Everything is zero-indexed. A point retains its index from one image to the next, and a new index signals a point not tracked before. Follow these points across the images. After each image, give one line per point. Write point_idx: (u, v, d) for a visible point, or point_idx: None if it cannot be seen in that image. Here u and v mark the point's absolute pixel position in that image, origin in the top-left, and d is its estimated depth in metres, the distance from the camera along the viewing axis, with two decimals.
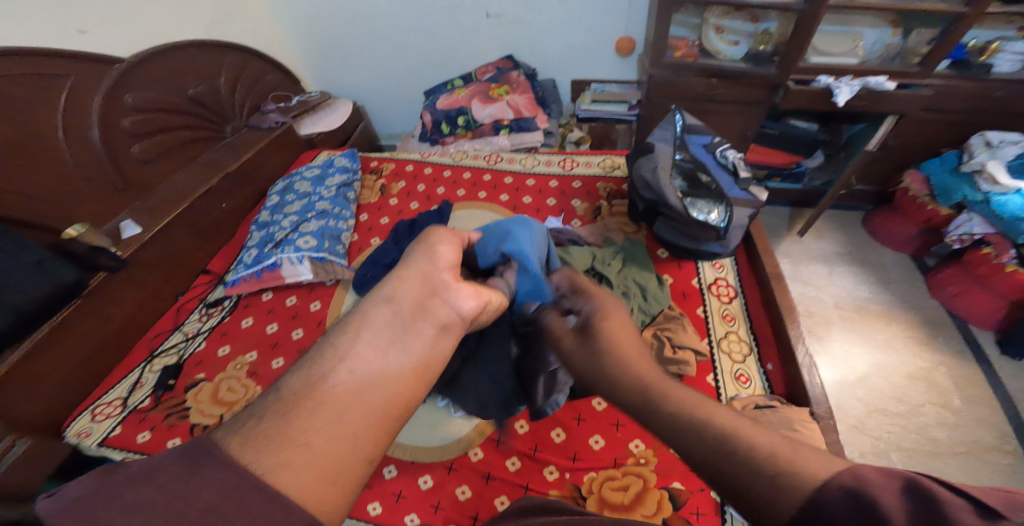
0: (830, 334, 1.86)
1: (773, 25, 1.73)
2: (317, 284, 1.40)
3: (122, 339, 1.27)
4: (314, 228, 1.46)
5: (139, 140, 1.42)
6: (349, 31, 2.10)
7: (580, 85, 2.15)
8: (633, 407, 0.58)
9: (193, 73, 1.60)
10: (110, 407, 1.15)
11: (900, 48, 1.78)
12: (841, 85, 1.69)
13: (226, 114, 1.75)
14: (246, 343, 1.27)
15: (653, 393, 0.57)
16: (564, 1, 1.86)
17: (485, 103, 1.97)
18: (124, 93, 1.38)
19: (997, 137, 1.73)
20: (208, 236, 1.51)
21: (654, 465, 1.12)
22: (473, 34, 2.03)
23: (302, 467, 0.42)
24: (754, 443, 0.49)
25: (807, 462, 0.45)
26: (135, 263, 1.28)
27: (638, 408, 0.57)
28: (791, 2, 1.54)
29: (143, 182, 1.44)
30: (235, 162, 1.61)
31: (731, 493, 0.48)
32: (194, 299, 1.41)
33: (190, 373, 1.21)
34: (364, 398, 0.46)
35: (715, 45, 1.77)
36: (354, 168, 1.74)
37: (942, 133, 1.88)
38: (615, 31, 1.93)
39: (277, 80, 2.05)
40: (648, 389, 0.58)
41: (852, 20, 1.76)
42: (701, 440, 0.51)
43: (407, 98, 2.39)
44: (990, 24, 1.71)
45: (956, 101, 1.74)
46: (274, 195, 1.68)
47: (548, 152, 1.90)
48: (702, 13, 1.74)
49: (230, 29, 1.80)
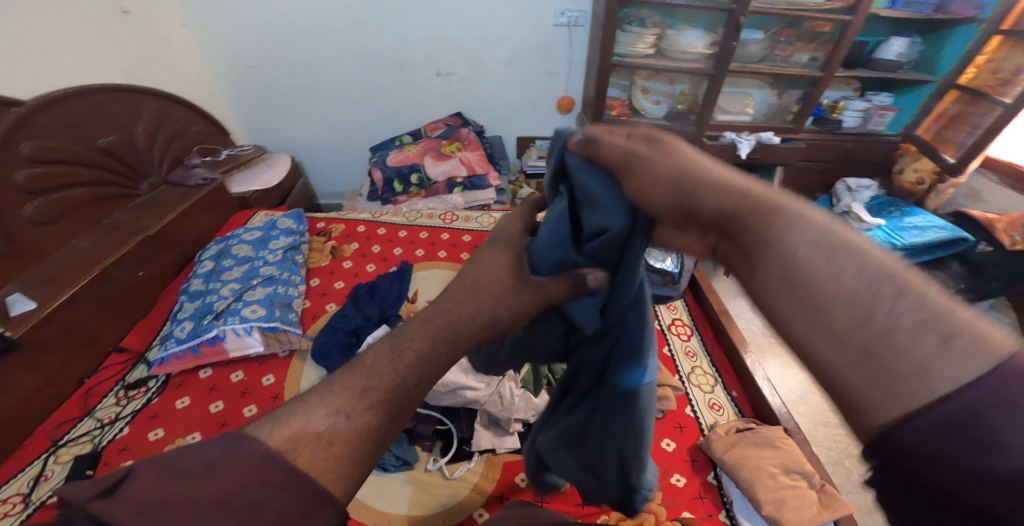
0: (765, 360, 1.93)
1: (686, 87, 2.02)
2: (268, 357, 1.30)
3: (6, 437, 1.03)
4: (262, 296, 1.39)
5: (35, 198, 1.26)
6: (290, 87, 2.11)
7: (526, 141, 2.35)
8: (749, 238, 0.46)
9: (103, 121, 1.49)
10: (6, 505, 0.93)
11: (778, 106, 2.10)
12: (743, 140, 1.96)
13: (142, 169, 1.63)
14: (185, 425, 1.11)
15: (779, 219, 0.44)
16: (510, 64, 2.08)
17: (438, 160, 2.03)
18: (19, 142, 1.24)
19: (854, 183, 2.08)
20: (120, 310, 1.31)
21: (660, 500, 1.11)
22: (423, 91, 2.15)
23: (327, 463, 0.41)
24: (921, 303, 0.37)
25: (974, 342, 0.34)
26: (32, 343, 1.07)
27: (753, 238, 0.45)
28: (701, 68, 1.81)
29: (38, 247, 1.26)
30: (157, 223, 1.47)
31: (846, 354, 0.38)
32: (108, 381, 1.20)
33: (115, 461, 1.02)
34: (394, 394, 0.46)
35: (642, 104, 2.04)
36: (300, 229, 1.70)
37: (820, 180, 2.21)
38: (556, 90, 2.17)
39: (203, 130, 1.96)
40: (769, 214, 0.45)
41: (742, 83, 2.06)
42: (832, 282, 0.40)
43: (350, 155, 2.37)
44: (836, 86, 2.13)
45: (824, 150, 2.07)
46: (202, 261, 1.54)
47: (502, 209, 1.96)
48: (631, 76, 2.02)
49: (151, 74, 1.73)
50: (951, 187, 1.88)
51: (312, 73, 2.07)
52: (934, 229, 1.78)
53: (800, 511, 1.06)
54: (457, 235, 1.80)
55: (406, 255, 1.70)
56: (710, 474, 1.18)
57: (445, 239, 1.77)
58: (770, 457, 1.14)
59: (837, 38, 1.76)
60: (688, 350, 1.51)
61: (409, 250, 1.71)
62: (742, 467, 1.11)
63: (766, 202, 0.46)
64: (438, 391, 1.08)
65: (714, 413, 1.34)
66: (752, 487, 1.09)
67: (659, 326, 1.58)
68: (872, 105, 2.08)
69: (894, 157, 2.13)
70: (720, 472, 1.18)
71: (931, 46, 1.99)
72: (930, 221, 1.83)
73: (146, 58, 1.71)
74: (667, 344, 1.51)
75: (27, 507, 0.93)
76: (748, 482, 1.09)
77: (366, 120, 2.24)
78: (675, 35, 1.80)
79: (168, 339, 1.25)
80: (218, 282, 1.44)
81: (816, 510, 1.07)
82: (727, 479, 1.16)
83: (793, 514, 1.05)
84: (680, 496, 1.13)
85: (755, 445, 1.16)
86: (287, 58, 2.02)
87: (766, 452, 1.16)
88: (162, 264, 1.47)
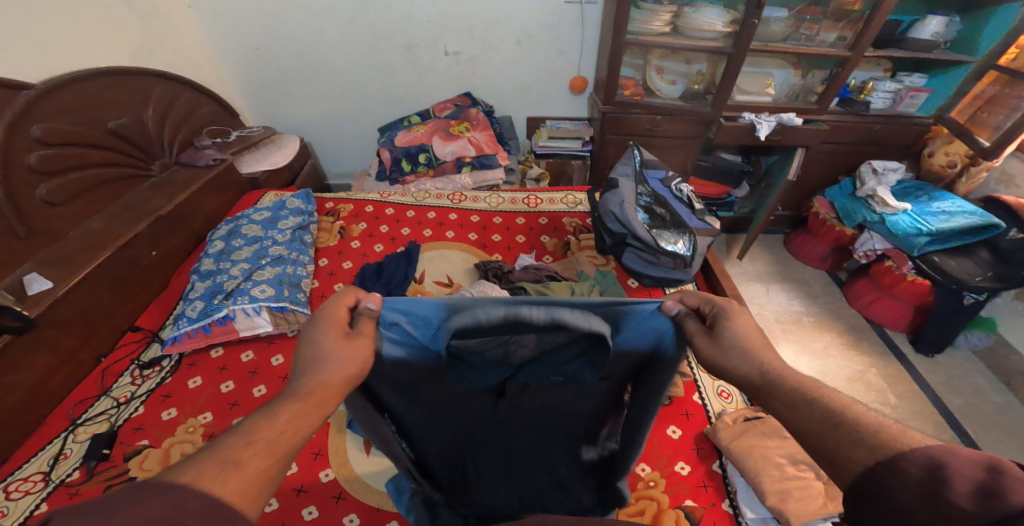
0: (778, 348, 1.91)
1: (704, 66, 1.96)
2: (277, 336, 1.34)
3: (29, 413, 1.09)
4: (271, 276, 1.43)
5: (46, 180, 1.29)
6: (294, 66, 2.08)
7: (536, 122, 2.31)
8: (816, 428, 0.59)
9: (112, 103, 1.50)
10: (28, 483, 1.00)
11: (801, 87, 2.00)
12: (762, 121, 1.87)
13: (153, 150, 1.64)
14: (197, 405, 1.17)
15: (770, 379, 0.66)
16: (519, 43, 2.02)
17: (445, 140, 2.03)
18: (30, 125, 1.26)
19: (880, 165, 2.01)
20: (133, 291, 1.36)
21: (663, 487, 1.09)
22: (431, 70, 2.11)
23: None
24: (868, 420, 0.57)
25: (849, 449, 0.56)
26: (46, 323, 1.12)
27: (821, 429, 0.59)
28: (721, 47, 1.72)
29: (50, 229, 1.29)
30: (168, 204, 1.49)
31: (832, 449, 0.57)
32: (124, 360, 1.26)
33: (130, 441, 1.08)
34: None
35: (656, 84, 1.99)
36: (308, 210, 1.73)
37: (840, 162, 2.13)
38: (568, 70, 2.11)
39: (213, 110, 1.95)
40: (767, 378, 0.66)
41: (763, 62, 1.97)
42: (810, 410, 0.61)
43: (359, 134, 2.35)
44: (865, 66, 2.01)
45: (847, 133, 1.99)
46: (213, 241, 1.57)
47: (511, 190, 1.97)
48: (645, 55, 1.95)
49: (160, 53, 1.73)
50: (985, 170, 1.77)
51: (317, 52, 2.03)
52: (962, 215, 1.72)
53: (805, 501, 1.02)
54: (464, 215, 1.82)
55: (415, 235, 1.74)
56: (715, 462, 1.14)
57: (453, 220, 1.80)
58: (776, 447, 1.10)
59: (866, 17, 1.66)
60: None
61: (418, 230, 1.74)
62: (747, 455, 1.08)
63: (768, 367, 0.67)
64: None
65: (723, 400, 1.28)
66: (755, 476, 1.06)
67: None
68: (902, 86, 1.96)
69: (923, 140, 2.03)
70: (725, 461, 1.14)
71: (969, 27, 1.85)
72: (961, 205, 1.77)
73: (154, 37, 1.70)
74: None
75: (47, 486, 1.00)
76: (751, 471, 1.06)
77: (374, 99, 2.20)
78: (692, 12, 1.72)
79: (181, 319, 1.30)
80: (228, 262, 1.47)
81: (819, 501, 1.02)
82: (732, 468, 1.12)
83: (796, 506, 1.01)
84: (683, 483, 1.10)
85: (762, 434, 1.12)
86: (291, 36, 1.98)
87: (772, 441, 1.12)
88: (176, 245, 1.51)
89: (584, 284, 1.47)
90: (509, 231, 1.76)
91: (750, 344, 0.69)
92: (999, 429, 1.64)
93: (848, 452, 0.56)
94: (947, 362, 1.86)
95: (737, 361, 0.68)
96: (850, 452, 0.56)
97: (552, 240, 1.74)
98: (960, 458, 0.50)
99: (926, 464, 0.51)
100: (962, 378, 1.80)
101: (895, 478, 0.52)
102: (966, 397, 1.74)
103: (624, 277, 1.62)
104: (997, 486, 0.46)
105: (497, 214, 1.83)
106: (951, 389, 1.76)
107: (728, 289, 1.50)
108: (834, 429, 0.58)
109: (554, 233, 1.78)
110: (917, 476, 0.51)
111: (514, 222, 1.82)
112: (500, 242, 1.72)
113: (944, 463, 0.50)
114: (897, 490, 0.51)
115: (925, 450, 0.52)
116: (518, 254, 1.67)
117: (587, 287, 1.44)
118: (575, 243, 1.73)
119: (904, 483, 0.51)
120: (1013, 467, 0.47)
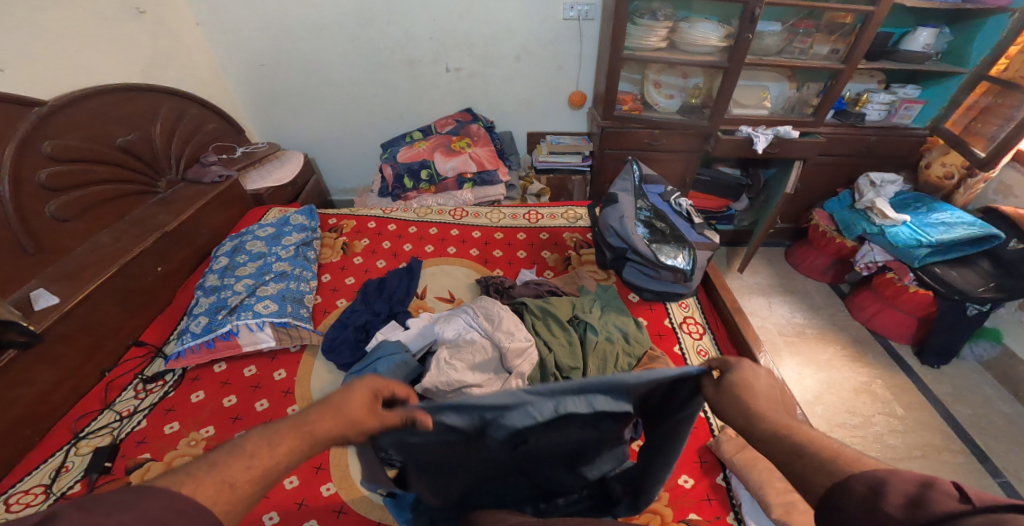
0: (782, 359, 1.89)
1: (700, 81, 1.99)
2: (280, 351, 1.34)
3: (31, 429, 1.08)
4: (274, 292, 1.43)
5: (55, 196, 1.30)
6: (299, 85, 2.12)
7: (536, 137, 2.35)
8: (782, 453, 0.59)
9: (121, 121, 1.52)
10: (29, 495, 0.98)
11: (797, 99, 2.04)
12: (759, 135, 1.89)
13: (160, 167, 1.66)
14: (199, 419, 1.15)
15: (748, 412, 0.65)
16: (518, 60, 2.07)
17: (447, 156, 2.07)
18: (41, 142, 1.28)
19: (878, 178, 2.03)
20: (138, 306, 1.36)
21: (667, 500, 1.07)
22: (433, 87, 2.15)
23: None
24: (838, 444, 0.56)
25: (812, 474, 0.55)
26: (52, 337, 1.12)
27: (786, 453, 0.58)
28: (716, 61, 1.76)
29: (58, 244, 1.30)
30: (173, 219, 1.50)
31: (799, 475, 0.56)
32: (127, 374, 1.25)
33: (132, 453, 1.07)
34: None
35: (654, 98, 2.02)
36: (311, 226, 1.74)
37: (838, 174, 2.15)
38: (566, 87, 2.16)
39: (219, 127, 1.98)
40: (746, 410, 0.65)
41: (759, 76, 2.01)
42: (774, 438, 0.60)
43: (362, 151, 2.39)
44: (859, 78, 2.06)
45: (844, 145, 2.02)
46: (218, 256, 1.58)
47: (512, 205, 1.98)
48: (643, 71, 1.99)
49: (167, 72, 1.77)
50: (981, 180, 1.78)
51: (321, 70, 2.08)
52: (961, 226, 1.73)
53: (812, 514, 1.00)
54: (466, 230, 1.83)
55: (417, 251, 1.74)
56: (718, 475, 1.12)
57: (455, 235, 1.81)
58: None
59: (858, 30, 1.70)
60: (700, 349, 1.42)
61: (419, 246, 1.75)
62: (750, 468, 1.06)
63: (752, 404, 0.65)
64: (442, 388, 1.11)
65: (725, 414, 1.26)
66: (760, 488, 1.04)
67: (671, 324, 1.49)
68: (897, 98, 1.99)
69: (918, 151, 2.05)
70: (729, 473, 1.11)
71: (959, 38, 1.90)
72: (959, 216, 1.78)
73: (163, 57, 1.74)
74: (678, 343, 1.42)
75: (48, 498, 0.98)
76: (757, 484, 1.04)
77: (376, 116, 2.24)
78: (688, 28, 1.77)
79: (184, 333, 1.30)
80: (232, 278, 1.47)
81: None
82: (736, 481, 1.09)
83: (803, 519, 0.99)
84: (687, 496, 1.08)
85: None
86: (296, 55, 2.03)
87: None
88: (181, 260, 1.52)
89: (585, 298, 1.47)
90: (511, 246, 1.76)
91: (747, 388, 0.67)
92: (1008, 439, 1.61)
93: (813, 476, 0.55)
94: (952, 373, 1.84)
95: (730, 400, 0.67)
96: (814, 475, 0.55)
97: (553, 255, 1.75)
98: (903, 478, 0.50)
99: (871, 482, 0.50)
100: (969, 388, 1.78)
101: (843, 497, 0.51)
102: (973, 407, 1.71)
103: (625, 291, 1.62)
104: (928, 499, 0.47)
105: (498, 229, 1.84)
106: (958, 399, 1.74)
107: (729, 300, 1.50)
108: (799, 457, 0.57)
109: (555, 247, 1.79)
110: (863, 493, 0.50)
111: (515, 237, 1.83)
112: (501, 257, 1.72)
113: (886, 483, 0.49)
114: (850, 512, 0.50)
115: (874, 473, 0.51)
116: (519, 269, 1.68)
117: (589, 301, 1.44)
118: (577, 257, 1.74)
119: (849, 503, 0.50)
120: (954, 489, 0.47)
